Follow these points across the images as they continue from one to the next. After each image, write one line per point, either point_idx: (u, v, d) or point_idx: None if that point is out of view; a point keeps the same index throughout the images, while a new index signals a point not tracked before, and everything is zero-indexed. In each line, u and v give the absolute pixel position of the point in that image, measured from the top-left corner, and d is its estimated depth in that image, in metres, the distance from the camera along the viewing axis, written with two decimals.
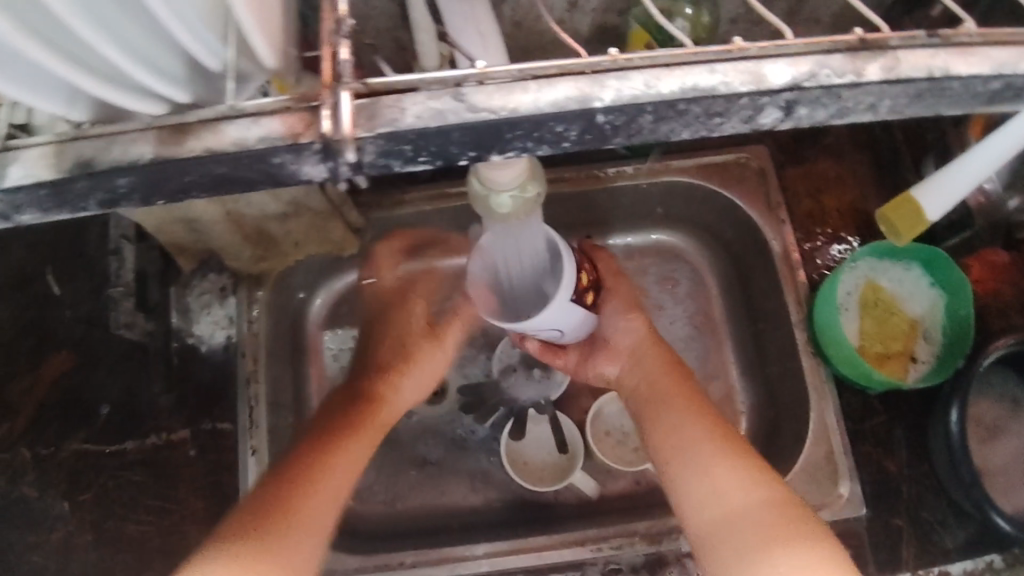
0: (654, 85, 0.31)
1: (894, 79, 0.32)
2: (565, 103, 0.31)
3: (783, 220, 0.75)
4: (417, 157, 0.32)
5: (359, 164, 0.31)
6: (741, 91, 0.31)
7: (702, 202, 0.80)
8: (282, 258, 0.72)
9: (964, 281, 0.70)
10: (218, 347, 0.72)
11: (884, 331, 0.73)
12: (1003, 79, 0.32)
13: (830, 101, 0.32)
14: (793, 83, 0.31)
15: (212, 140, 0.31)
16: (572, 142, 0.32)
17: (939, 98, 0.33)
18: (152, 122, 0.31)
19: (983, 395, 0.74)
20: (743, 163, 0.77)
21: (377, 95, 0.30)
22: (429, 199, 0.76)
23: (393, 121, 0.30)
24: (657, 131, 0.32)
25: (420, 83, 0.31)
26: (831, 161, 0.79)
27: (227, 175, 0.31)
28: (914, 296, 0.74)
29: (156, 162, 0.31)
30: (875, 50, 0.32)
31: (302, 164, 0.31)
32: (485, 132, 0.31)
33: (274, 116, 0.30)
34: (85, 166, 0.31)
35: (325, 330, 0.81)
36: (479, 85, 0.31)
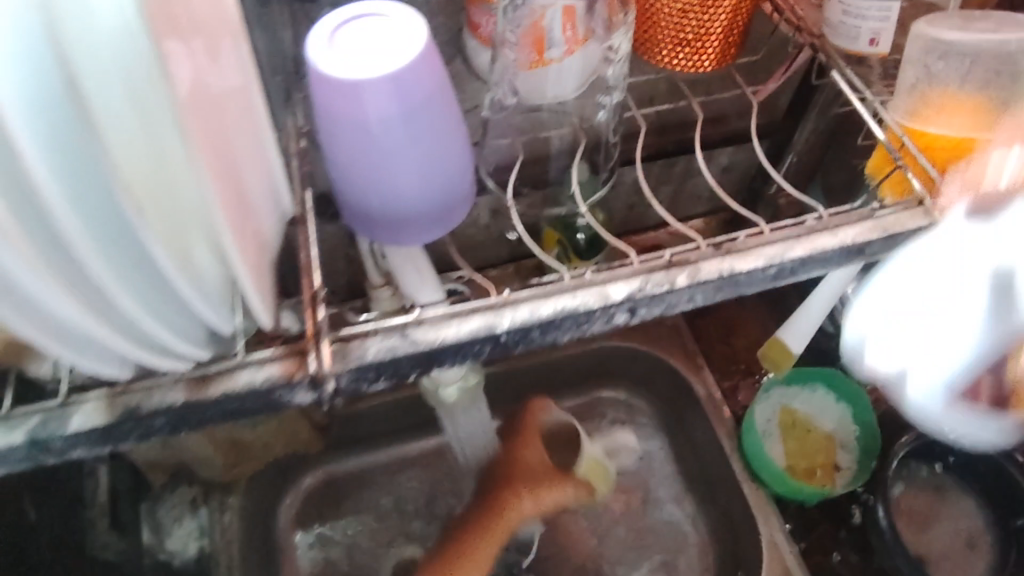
0: (536, 311, 0.39)
1: (699, 282, 0.41)
2: (475, 329, 0.38)
3: (703, 367, 0.86)
4: (376, 379, 0.38)
5: (337, 390, 0.38)
6: (592, 307, 0.39)
7: (631, 359, 0.90)
8: (252, 461, 0.77)
9: (861, 392, 0.80)
10: (191, 559, 0.74)
11: (806, 448, 0.82)
12: (775, 266, 0.41)
13: (659, 304, 0.41)
14: (629, 295, 0.40)
15: (229, 385, 0.37)
16: (487, 357, 0.40)
17: (736, 288, 0.42)
18: (183, 374, 0.37)
19: (910, 488, 0.82)
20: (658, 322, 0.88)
21: (341, 340, 0.38)
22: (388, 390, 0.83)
23: (360, 357, 0.37)
24: (547, 340, 0.40)
25: (373, 327, 0.38)
26: (733, 307, 0.91)
27: (240, 409, 0.37)
28: (823, 412, 0.82)
29: (187, 404, 0.36)
30: (680, 265, 0.41)
31: (295, 395, 0.37)
32: (425, 358, 0.38)
33: (272, 361, 0.37)
34: (132, 412, 0.36)
35: (296, 528, 0.83)
36: (418, 324, 0.38)
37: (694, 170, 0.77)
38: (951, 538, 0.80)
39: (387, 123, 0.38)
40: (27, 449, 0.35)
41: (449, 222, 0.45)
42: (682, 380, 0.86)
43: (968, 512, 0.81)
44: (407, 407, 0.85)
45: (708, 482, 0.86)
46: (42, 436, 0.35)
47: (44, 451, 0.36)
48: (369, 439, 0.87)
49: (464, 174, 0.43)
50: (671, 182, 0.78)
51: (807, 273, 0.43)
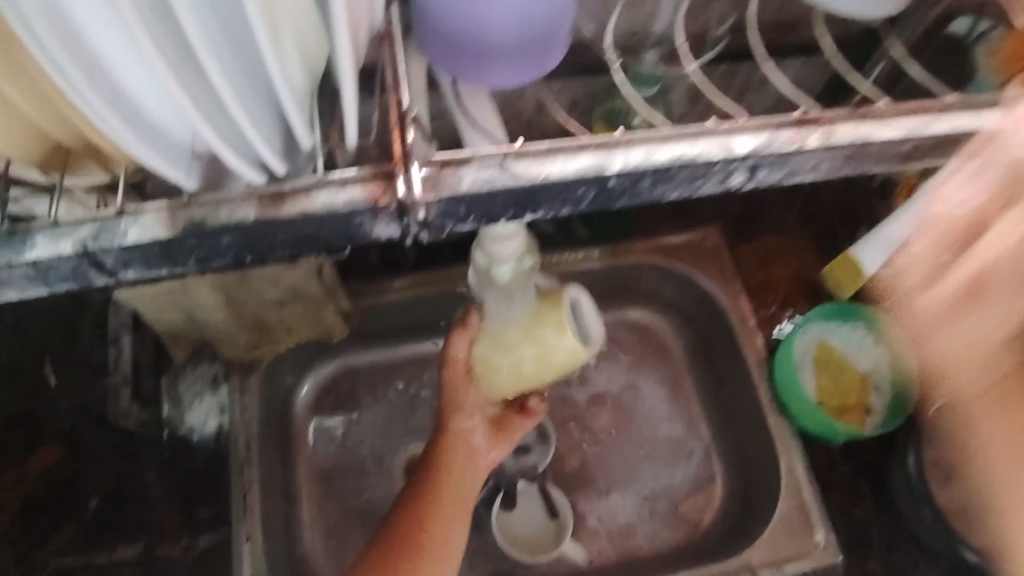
0: (652, 155, 0.37)
1: (830, 146, 0.39)
2: (584, 168, 0.36)
3: (739, 291, 0.83)
4: (466, 217, 0.37)
5: (425, 222, 0.36)
6: (716, 158, 0.38)
7: (665, 279, 0.87)
8: (275, 346, 0.75)
9: (905, 337, 0.77)
10: (209, 435, 0.74)
11: (841, 386, 0.79)
12: (911, 143, 0.40)
13: (783, 164, 0.39)
14: (755, 151, 0.38)
15: (305, 205, 0.35)
16: (588, 203, 0.38)
17: (864, 159, 0.40)
18: (254, 189, 0.36)
19: (935, 439, 0.78)
20: (698, 242, 0.85)
21: (438, 167, 0.36)
22: (413, 285, 0.80)
23: (453, 187, 0.35)
24: (653, 192, 0.38)
25: (472, 155, 0.36)
26: (776, 236, 0.87)
27: (312, 235, 0.36)
28: (861, 352, 0.80)
29: (257, 222, 0.35)
30: (814, 124, 0.39)
31: (376, 224, 0.36)
32: (525, 194, 0.36)
33: (355, 184, 0.35)
34: (197, 225, 0.35)
35: (313, 416, 0.83)
36: (518, 157, 0.36)
37: (760, 82, 0.72)
38: (974, 491, 0.76)
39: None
40: (77, 261, 0.34)
41: (539, 64, 0.42)
42: (718, 306, 0.83)
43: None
44: (434, 304, 0.82)
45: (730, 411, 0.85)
46: (93, 247, 0.34)
47: (96, 265, 0.35)
48: (392, 334, 0.86)
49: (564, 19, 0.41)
50: (731, 95, 0.74)
51: (934, 158, 0.41)
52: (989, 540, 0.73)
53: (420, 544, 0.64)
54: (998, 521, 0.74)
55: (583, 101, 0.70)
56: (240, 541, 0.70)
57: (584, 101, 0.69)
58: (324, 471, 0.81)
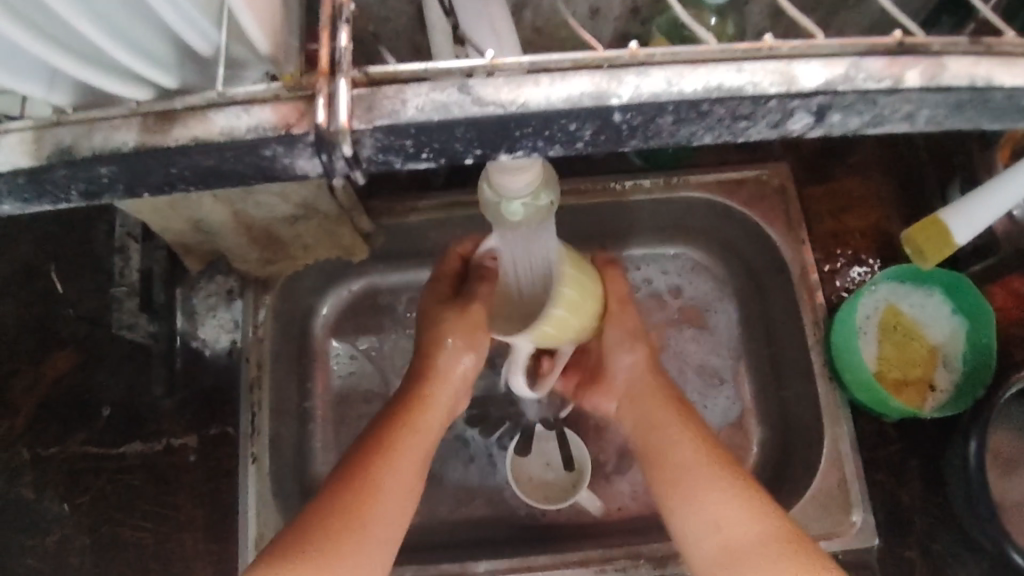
0: (676, 83, 0.30)
1: (934, 88, 0.31)
2: (580, 98, 0.30)
3: (803, 239, 0.73)
4: (419, 153, 0.31)
5: (356, 158, 0.30)
6: (770, 92, 0.30)
7: (721, 219, 0.78)
8: (290, 261, 0.71)
9: (987, 307, 0.67)
10: (222, 351, 0.71)
11: (903, 357, 0.70)
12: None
13: (864, 108, 0.31)
14: (826, 86, 0.30)
15: (199, 129, 0.30)
16: (586, 142, 0.31)
17: (979, 110, 0.32)
18: (136, 108, 0.31)
19: (1004, 425, 0.69)
20: (764, 180, 0.75)
21: (379, 86, 0.30)
22: (440, 206, 0.73)
23: (393, 113, 0.30)
24: (677, 132, 0.31)
25: (425, 73, 0.30)
26: (858, 179, 0.76)
27: (214, 167, 0.31)
28: (935, 322, 0.71)
29: (138, 150, 0.31)
30: (915, 56, 0.31)
31: (296, 158, 0.31)
32: (492, 127, 0.30)
33: (264, 105, 0.30)
34: (66, 152, 0.31)
35: (332, 336, 0.79)
36: (489, 77, 0.30)
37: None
38: None
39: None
40: None
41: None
42: (777, 253, 0.74)
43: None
44: (463, 227, 0.76)
45: (776, 369, 0.77)
46: None
47: None
48: (417, 257, 0.80)
49: None
50: (819, 11, 0.63)
51: None
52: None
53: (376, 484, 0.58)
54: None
55: (644, 9, 0.60)
56: (246, 460, 0.67)
57: (643, 8, 0.60)
58: (339, 396, 0.78)
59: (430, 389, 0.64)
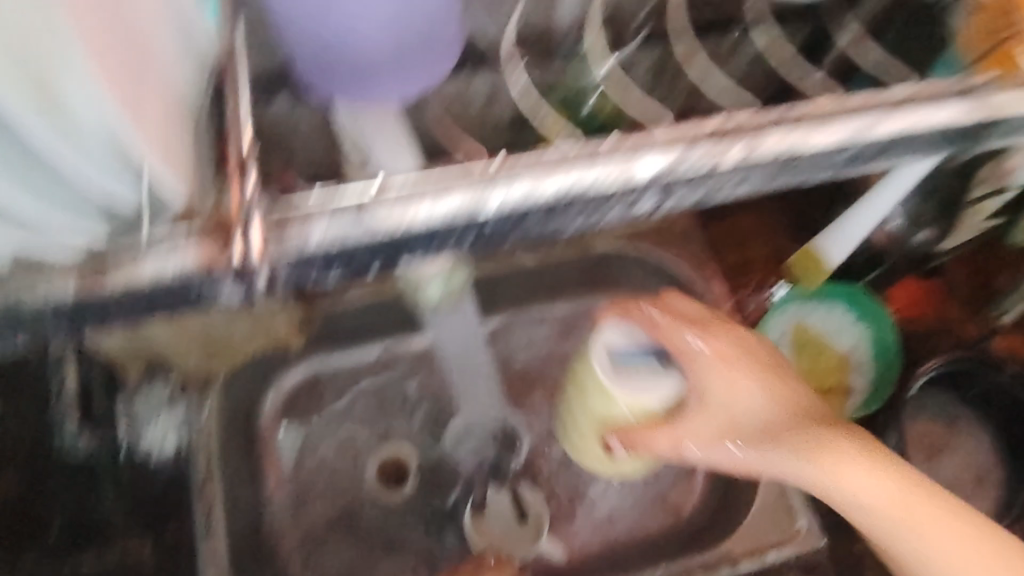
0: (538, 189, 0.34)
1: (749, 161, 0.36)
2: (456, 211, 0.33)
3: (711, 275, 0.80)
4: (328, 269, 0.34)
5: (273, 284, 0.33)
6: (614, 186, 0.35)
7: (634, 266, 0.83)
8: (229, 356, 0.75)
9: (884, 311, 0.74)
10: (169, 457, 0.71)
11: (816, 368, 0.75)
12: (850, 150, 0.37)
13: (697, 185, 0.36)
14: (662, 175, 0.35)
15: (131, 274, 0.31)
16: (471, 241, 0.36)
17: (790, 172, 0.37)
18: (73, 260, 0.32)
19: (920, 414, 0.75)
20: (666, 224, 0.82)
21: (285, 224, 0.32)
22: (371, 287, 0.77)
23: (300, 244, 0.32)
24: (546, 225, 0.36)
25: (324, 201, 0.33)
26: (751, 214, 0.81)
27: (150, 301, 0.33)
28: (841, 331, 0.75)
29: (79, 298, 0.32)
30: (737, 135, 0.35)
31: (220, 288, 0.32)
32: (387, 245, 0.34)
33: (187, 244, 0.31)
34: (12, 306, 0.31)
35: (280, 423, 0.77)
36: (380, 199, 0.33)
37: None
38: (959, 467, 0.74)
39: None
40: None
41: (433, 76, 0.41)
42: (689, 288, 0.80)
43: (977, 444, 0.75)
44: (394, 304, 0.80)
45: None
46: None
47: None
48: (351, 339, 0.80)
49: (435, 27, 0.39)
50: None
51: (873, 162, 0.39)
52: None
53: None
54: (984, 495, 0.73)
55: None
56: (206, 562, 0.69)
57: None
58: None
59: None
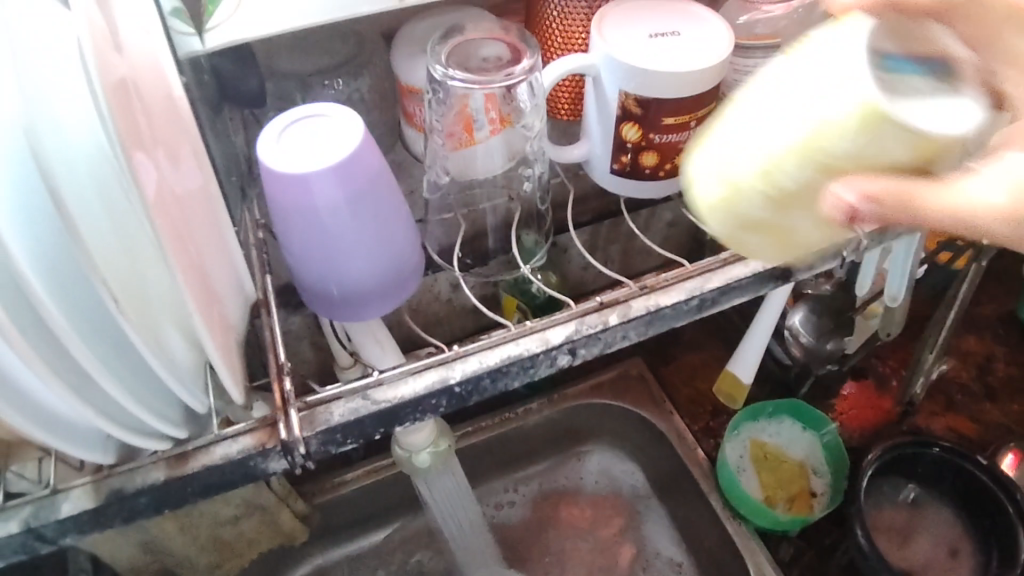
0: (485, 360, 0.43)
1: (627, 320, 0.45)
2: (431, 382, 0.42)
3: (671, 411, 0.87)
4: (345, 440, 0.42)
5: (309, 452, 0.41)
6: (534, 351, 0.43)
7: (602, 416, 0.91)
8: (238, 558, 0.76)
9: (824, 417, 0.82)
10: None
11: (780, 477, 0.82)
12: (697, 298, 0.46)
13: (596, 341, 0.45)
14: (568, 337, 0.44)
15: (206, 458, 0.40)
16: (444, 410, 0.43)
17: (663, 322, 0.46)
18: (162, 454, 0.40)
19: (881, 506, 0.80)
20: (624, 374, 0.90)
21: (314, 408, 0.41)
22: (366, 473, 0.83)
23: (327, 420, 0.41)
24: (497, 386, 0.44)
25: (341, 393, 0.42)
26: (695, 352, 0.93)
27: (216, 484, 0.40)
28: (794, 441, 0.84)
29: (167, 483, 0.39)
30: (610, 305, 0.45)
31: (270, 462, 0.40)
32: (388, 416, 0.42)
33: (246, 433, 0.40)
34: (117, 492, 0.38)
35: None
36: (380, 384, 0.42)
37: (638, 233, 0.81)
38: (932, 548, 0.78)
39: (335, 210, 0.43)
40: (23, 537, 0.37)
41: (404, 294, 0.50)
42: (655, 429, 0.87)
43: (945, 521, 0.80)
44: (391, 485, 0.84)
45: (692, 528, 0.86)
46: (35, 523, 0.37)
47: (38, 537, 0.38)
48: (348, 528, 0.86)
49: (408, 250, 0.49)
50: None
51: (729, 302, 0.48)
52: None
53: None
54: (963, 568, 0.77)
55: None
56: None
57: None
58: None
59: None
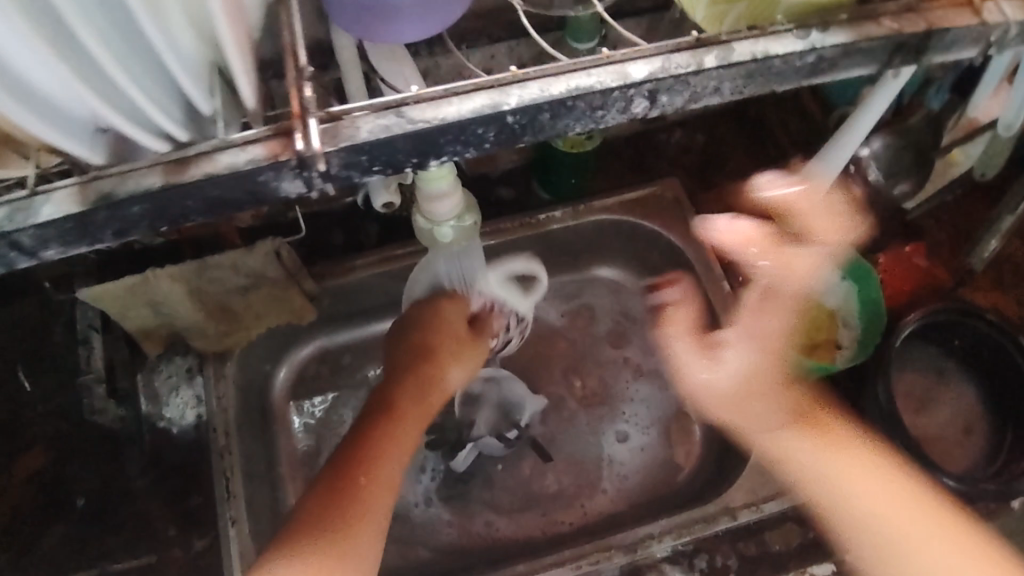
0: (548, 89, 0.37)
1: (727, 65, 0.39)
2: (480, 107, 0.37)
3: (705, 241, 0.83)
4: (371, 167, 0.37)
5: (328, 174, 0.36)
6: (612, 86, 0.38)
7: (630, 236, 0.87)
8: (244, 331, 0.75)
9: (869, 270, 0.75)
10: (189, 427, 0.74)
11: (808, 322, 0.79)
12: (814, 55, 0.40)
13: (683, 88, 0.39)
14: (651, 76, 0.38)
15: (209, 167, 0.36)
16: (492, 142, 0.39)
17: (767, 76, 0.40)
18: (159, 158, 0.36)
19: (906, 369, 0.76)
20: (659, 195, 0.85)
21: (338, 120, 0.36)
22: (378, 260, 0.79)
23: (351, 136, 0.36)
24: (555, 126, 0.39)
25: (369, 107, 0.37)
26: (739, 182, 0.86)
27: (220, 198, 0.36)
28: (829, 289, 0.79)
29: (164, 190, 0.35)
30: (711, 45, 0.39)
31: (281, 181, 0.36)
32: (424, 138, 0.37)
33: (257, 143, 0.36)
34: (106, 198, 0.35)
35: (292, 401, 0.83)
36: (416, 104, 0.37)
37: None
38: (952, 419, 0.74)
39: None
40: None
41: (445, 21, 0.43)
42: (683, 257, 0.83)
43: (969, 395, 0.75)
44: (406, 277, 0.81)
45: None
46: (10, 228, 0.35)
47: (14, 246, 0.36)
48: (358, 314, 0.85)
49: None
50: None
51: (847, 70, 0.42)
52: (969, 464, 0.72)
53: (356, 506, 0.56)
54: (974, 445, 0.73)
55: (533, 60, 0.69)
56: (225, 526, 0.70)
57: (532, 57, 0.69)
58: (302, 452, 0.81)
59: (427, 369, 0.67)
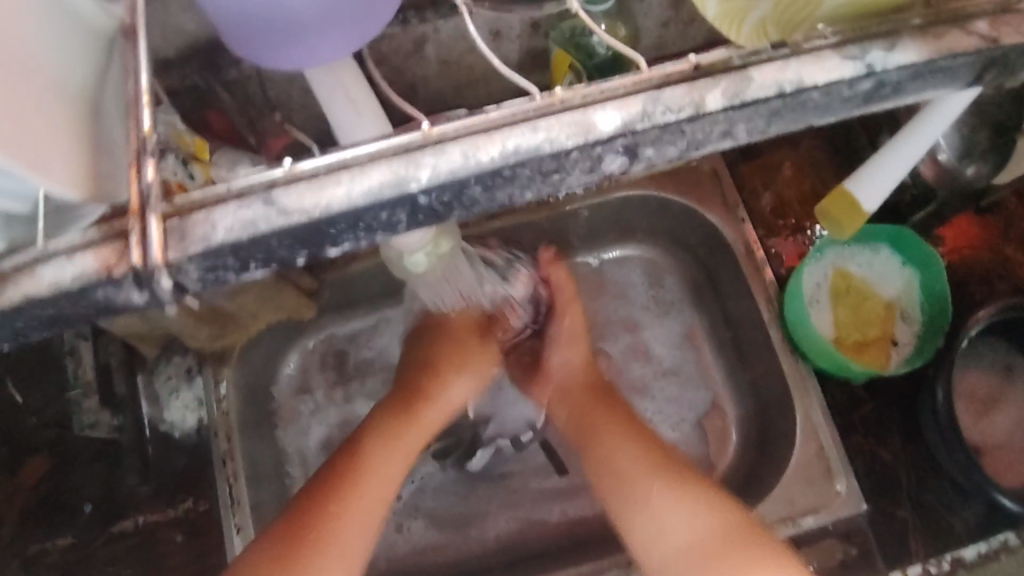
0: (474, 155, 0.32)
1: (738, 103, 0.32)
2: (377, 187, 0.32)
3: (743, 219, 0.74)
4: (247, 266, 0.32)
5: (181, 287, 0.32)
6: (569, 144, 0.32)
7: (660, 212, 0.78)
8: (242, 330, 0.71)
9: (934, 254, 0.66)
10: (190, 430, 0.70)
11: (858, 319, 0.69)
12: (872, 79, 0.32)
13: (675, 138, 0.32)
14: (623, 126, 0.32)
15: (30, 286, 0.31)
16: (406, 225, 0.33)
17: (799, 112, 0.33)
18: None
19: (968, 369, 0.68)
20: (696, 167, 0.75)
21: (186, 215, 0.31)
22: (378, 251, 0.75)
23: (204, 237, 0.31)
24: (494, 199, 0.33)
25: (228, 194, 0.32)
26: (787, 149, 0.75)
27: (56, 315, 0.32)
28: (884, 278, 0.70)
29: None
30: (712, 77, 0.32)
31: (123, 294, 0.31)
32: (305, 230, 0.32)
33: (87, 251, 0.31)
34: None
35: (299, 395, 0.79)
36: (289, 186, 0.32)
37: None
38: (1021, 424, 0.66)
39: None
40: None
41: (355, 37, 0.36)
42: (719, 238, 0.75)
43: None
44: None
45: (740, 352, 0.76)
46: None
47: None
48: (363, 301, 0.80)
49: None
50: None
51: (912, 93, 0.34)
52: None
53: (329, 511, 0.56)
54: None
55: (543, 22, 0.60)
56: (230, 533, 0.68)
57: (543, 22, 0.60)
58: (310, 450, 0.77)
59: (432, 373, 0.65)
